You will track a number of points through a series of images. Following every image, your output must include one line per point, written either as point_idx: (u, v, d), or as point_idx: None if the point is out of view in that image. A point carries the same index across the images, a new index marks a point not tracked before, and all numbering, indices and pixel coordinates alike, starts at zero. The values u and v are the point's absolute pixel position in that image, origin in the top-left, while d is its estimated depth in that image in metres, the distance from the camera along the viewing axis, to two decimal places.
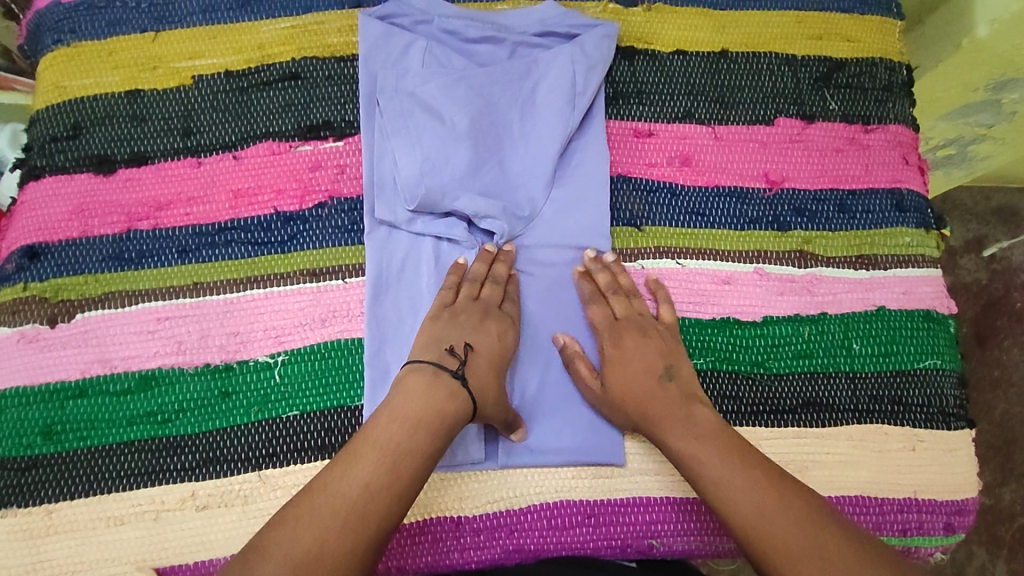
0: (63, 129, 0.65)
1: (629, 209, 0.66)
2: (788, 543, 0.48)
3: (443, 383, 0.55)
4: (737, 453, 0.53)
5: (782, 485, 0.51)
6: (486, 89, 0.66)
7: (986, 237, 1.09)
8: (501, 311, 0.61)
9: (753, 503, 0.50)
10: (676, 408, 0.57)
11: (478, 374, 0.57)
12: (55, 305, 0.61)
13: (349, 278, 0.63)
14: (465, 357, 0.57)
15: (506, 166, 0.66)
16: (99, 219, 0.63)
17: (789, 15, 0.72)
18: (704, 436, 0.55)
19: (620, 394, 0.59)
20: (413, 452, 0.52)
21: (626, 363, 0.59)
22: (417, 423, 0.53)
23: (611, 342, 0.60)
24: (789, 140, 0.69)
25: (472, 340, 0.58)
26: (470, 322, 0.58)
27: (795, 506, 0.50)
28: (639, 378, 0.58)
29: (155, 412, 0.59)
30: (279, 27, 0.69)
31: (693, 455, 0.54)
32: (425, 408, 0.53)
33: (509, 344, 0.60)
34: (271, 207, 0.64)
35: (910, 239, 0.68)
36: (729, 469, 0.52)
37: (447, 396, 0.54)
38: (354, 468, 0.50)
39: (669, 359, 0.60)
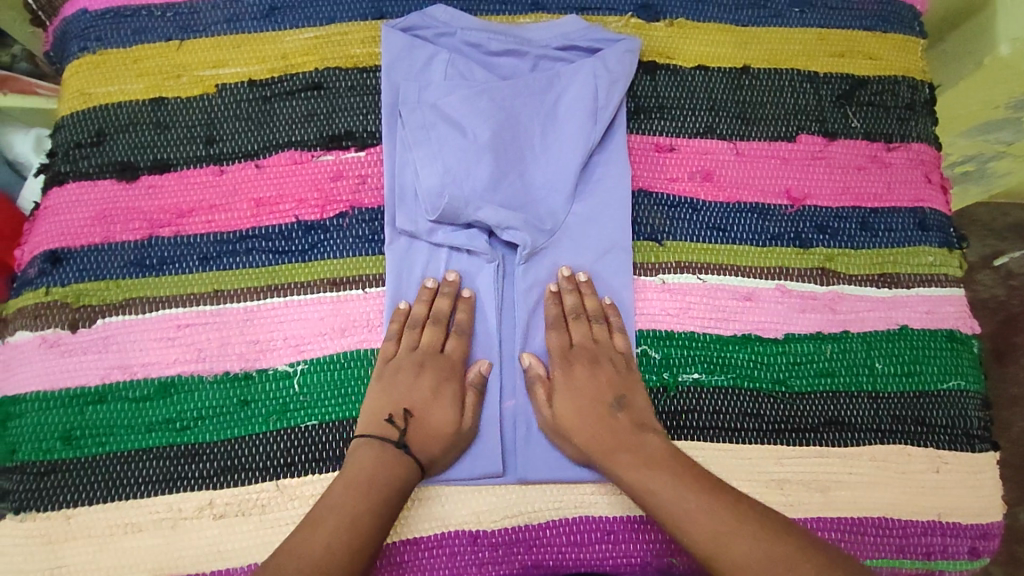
0: (87, 135, 0.66)
1: (650, 224, 0.66)
2: (744, 562, 0.49)
3: (390, 450, 0.56)
4: (693, 479, 0.54)
5: (738, 505, 0.52)
6: (507, 102, 0.66)
7: (1001, 253, 1.08)
8: (439, 355, 0.61)
9: (713, 528, 0.51)
10: (625, 438, 0.57)
11: (422, 432, 0.58)
12: (76, 310, 0.61)
13: (369, 288, 0.63)
14: (408, 421, 0.58)
15: (526, 178, 0.66)
16: (121, 225, 0.64)
17: (811, 32, 0.72)
18: (658, 465, 0.55)
19: (569, 423, 0.58)
20: (371, 510, 0.53)
21: (575, 390, 0.60)
22: (370, 485, 0.54)
23: (565, 369, 0.61)
24: (811, 157, 0.69)
25: (410, 400, 0.59)
26: (404, 380, 0.59)
27: (752, 526, 0.51)
28: (586, 406, 0.59)
29: (174, 419, 0.59)
30: (303, 37, 0.69)
31: (647, 486, 0.54)
32: (376, 471, 0.55)
33: (444, 386, 0.59)
34: (292, 216, 0.64)
35: (933, 258, 0.67)
36: (685, 495, 0.53)
37: (396, 459, 0.56)
38: (315, 534, 0.51)
39: (618, 389, 0.60)
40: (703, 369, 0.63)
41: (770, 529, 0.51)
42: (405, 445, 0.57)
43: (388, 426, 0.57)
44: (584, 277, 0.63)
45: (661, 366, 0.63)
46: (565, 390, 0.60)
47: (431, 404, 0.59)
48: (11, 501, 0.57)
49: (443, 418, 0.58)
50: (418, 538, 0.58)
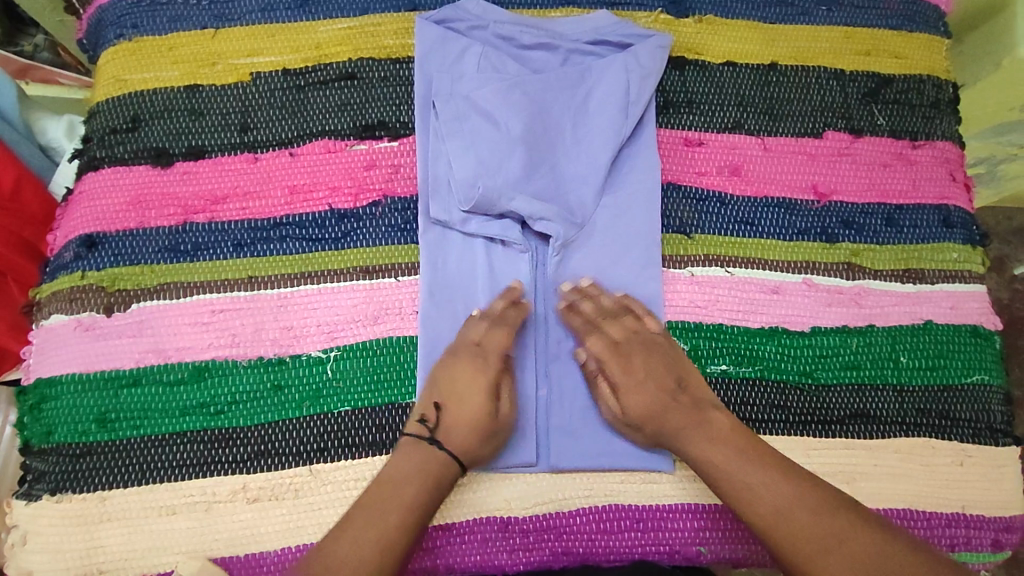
0: (122, 121, 0.66)
1: (679, 216, 0.67)
2: (806, 533, 0.50)
3: (425, 446, 0.56)
4: (758, 454, 0.55)
5: (805, 481, 0.53)
6: (540, 95, 0.67)
7: (1007, 256, 1.06)
8: (478, 347, 0.59)
9: (775, 503, 0.52)
10: (691, 418, 0.57)
11: (459, 426, 0.57)
12: (111, 294, 0.62)
13: (401, 276, 0.63)
14: (441, 416, 0.57)
15: (558, 170, 0.66)
16: (156, 210, 0.64)
17: (837, 31, 0.73)
18: (721, 441, 0.56)
19: (640, 413, 0.58)
20: (400, 510, 0.53)
21: (638, 383, 0.59)
22: (401, 482, 0.54)
23: (621, 361, 0.60)
24: (836, 153, 0.70)
25: (444, 394, 0.58)
26: (442, 375, 0.59)
27: (817, 501, 0.51)
28: (652, 393, 0.58)
29: (208, 403, 0.60)
30: (336, 27, 0.69)
31: (713, 459, 0.55)
32: (410, 470, 0.55)
33: (482, 380, 0.58)
34: (326, 204, 0.65)
35: (957, 255, 0.68)
36: (751, 470, 0.54)
37: (431, 456, 0.55)
38: (345, 533, 0.52)
39: (675, 372, 0.60)
40: (731, 361, 0.64)
41: (831, 501, 0.52)
42: (441, 439, 0.56)
43: (421, 423, 0.57)
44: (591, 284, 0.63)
45: (689, 358, 0.64)
46: (629, 379, 0.59)
47: (466, 397, 0.57)
48: (47, 483, 0.58)
49: (478, 412, 0.57)
50: (450, 523, 0.59)
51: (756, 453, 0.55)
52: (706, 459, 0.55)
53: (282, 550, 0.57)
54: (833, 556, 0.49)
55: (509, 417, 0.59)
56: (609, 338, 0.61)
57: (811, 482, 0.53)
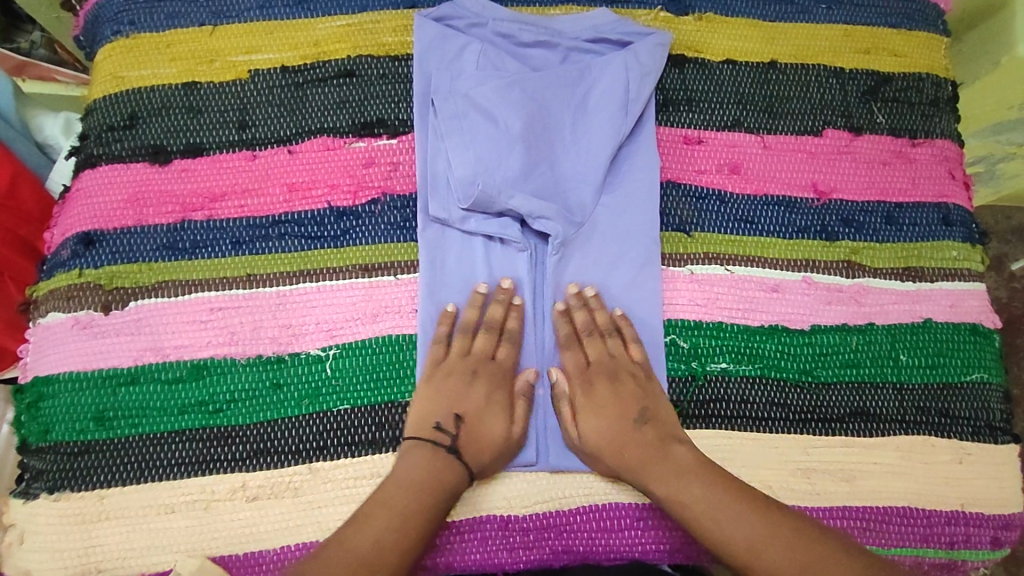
0: (120, 118, 0.66)
1: (678, 215, 0.67)
2: (776, 570, 0.50)
3: (442, 454, 0.56)
4: (723, 491, 0.54)
5: (773, 516, 0.53)
6: (540, 93, 0.67)
7: (1006, 255, 1.06)
8: (493, 362, 0.61)
9: (742, 540, 0.52)
10: (651, 451, 0.57)
11: (474, 439, 0.57)
12: (108, 292, 0.61)
13: (400, 274, 0.63)
14: (459, 426, 0.58)
15: (557, 169, 0.66)
16: (154, 208, 0.64)
17: (837, 29, 0.73)
18: (686, 479, 0.55)
19: (597, 443, 0.58)
20: (416, 513, 0.53)
21: (598, 409, 0.59)
22: (420, 485, 0.54)
23: (585, 388, 0.60)
24: (836, 151, 0.70)
25: (462, 406, 0.59)
26: (457, 388, 0.59)
27: (784, 535, 0.52)
28: (611, 425, 0.59)
29: (207, 402, 0.59)
30: (335, 24, 0.69)
31: (677, 496, 0.55)
32: (428, 474, 0.55)
33: (498, 397, 0.60)
34: (325, 202, 0.65)
35: (956, 253, 0.68)
36: (715, 508, 0.54)
37: (448, 463, 0.56)
38: (361, 532, 0.52)
39: (638, 403, 0.59)
40: (731, 359, 0.64)
41: (803, 535, 0.52)
42: (458, 450, 0.57)
43: (438, 432, 0.57)
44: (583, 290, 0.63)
45: (689, 356, 0.63)
46: (590, 405, 0.60)
47: (484, 412, 0.59)
48: (44, 481, 0.58)
49: (494, 427, 0.58)
50: (450, 522, 0.59)
51: (723, 489, 0.54)
52: (672, 498, 0.55)
53: (281, 549, 0.57)
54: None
55: (521, 439, 0.60)
56: (575, 363, 0.62)
57: (779, 516, 0.53)
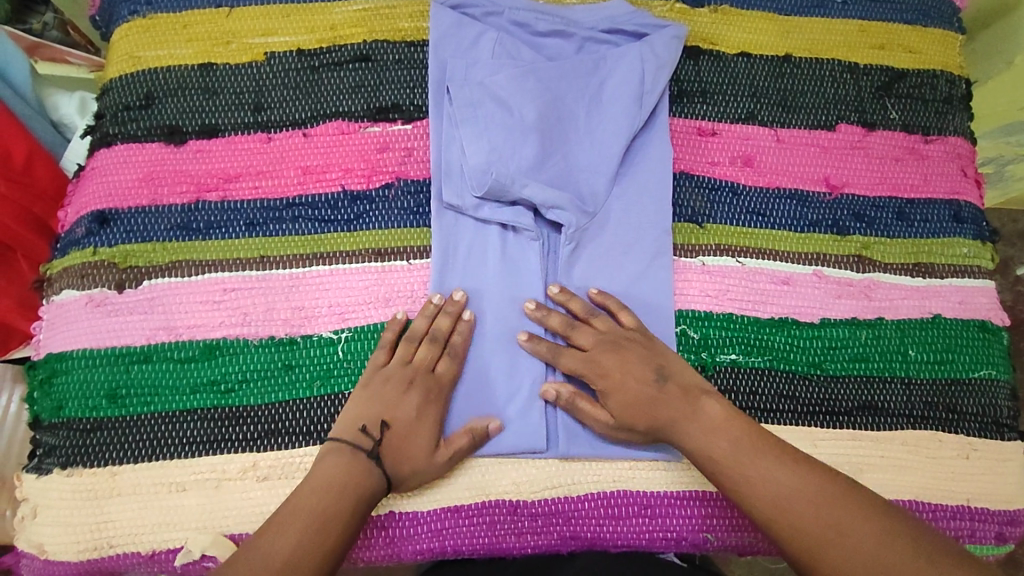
0: (135, 98, 0.66)
1: (691, 206, 0.67)
2: (805, 526, 0.50)
3: (361, 457, 0.55)
4: (759, 452, 0.54)
5: (813, 478, 0.52)
6: (554, 83, 0.67)
7: (1012, 259, 1.06)
8: (432, 373, 0.59)
9: (775, 499, 0.52)
10: (681, 408, 0.57)
11: (397, 451, 0.56)
12: (123, 271, 0.61)
13: (413, 260, 0.63)
14: (384, 433, 0.56)
15: (570, 159, 0.66)
16: (168, 188, 0.64)
17: (853, 24, 0.73)
18: (722, 439, 0.55)
19: (630, 413, 0.57)
20: (332, 515, 0.52)
21: (628, 380, 0.58)
22: (342, 489, 0.53)
23: (598, 367, 0.59)
24: (850, 146, 0.70)
25: (391, 413, 0.57)
26: (391, 392, 0.58)
27: (822, 499, 0.51)
28: (636, 396, 0.58)
29: (219, 381, 0.59)
30: (351, 9, 0.69)
31: (716, 453, 0.54)
32: (349, 478, 0.54)
33: (429, 412, 0.58)
34: (339, 185, 0.65)
35: (967, 250, 0.68)
36: (753, 469, 0.53)
37: (365, 468, 0.54)
38: (282, 536, 0.50)
39: (653, 363, 0.58)
40: (740, 351, 0.64)
41: (832, 493, 0.51)
42: (378, 456, 0.55)
43: (362, 435, 0.56)
44: (558, 287, 0.62)
45: (699, 347, 0.64)
46: (608, 386, 0.58)
47: (413, 425, 0.57)
48: (57, 457, 0.58)
49: (418, 445, 0.56)
50: (459, 505, 0.59)
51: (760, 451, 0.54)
52: (708, 455, 0.55)
53: None
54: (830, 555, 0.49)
55: (444, 467, 0.57)
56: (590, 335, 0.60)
57: (817, 477, 0.52)
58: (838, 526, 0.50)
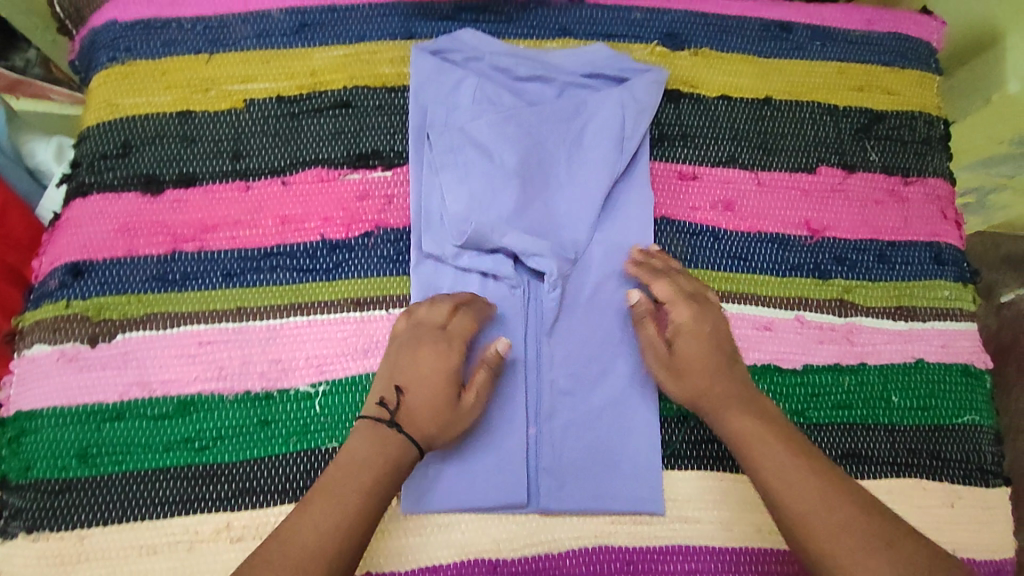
0: (113, 146, 0.66)
1: (672, 251, 0.67)
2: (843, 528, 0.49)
3: (383, 430, 0.53)
4: (803, 454, 0.53)
5: (847, 490, 0.51)
6: (533, 130, 0.67)
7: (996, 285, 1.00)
8: (442, 331, 0.57)
9: (801, 502, 0.50)
10: (741, 389, 0.57)
11: (418, 413, 0.54)
12: (96, 324, 0.61)
13: (391, 309, 0.63)
14: (399, 400, 0.55)
15: (551, 206, 0.66)
16: (144, 238, 0.63)
17: (831, 66, 0.73)
18: (768, 430, 0.54)
19: (687, 361, 0.58)
20: (357, 489, 0.51)
21: (699, 335, 0.58)
22: (363, 465, 0.52)
23: (688, 310, 0.59)
24: (829, 189, 0.70)
25: (402, 378, 0.55)
26: (403, 358, 0.56)
27: (846, 512, 0.49)
28: (710, 350, 0.58)
29: (193, 438, 0.58)
30: (332, 54, 0.69)
31: (756, 433, 0.54)
32: (373, 452, 0.52)
33: (445, 367, 0.56)
34: (318, 234, 0.64)
35: (948, 292, 0.68)
36: (790, 466, 0.52)
37: (390, 438, 0.53)
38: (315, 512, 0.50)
39: (732, 345, 0.59)
40: None
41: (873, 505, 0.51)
42: (400, 424, 0.54)
43: (380, 408, 0.55)
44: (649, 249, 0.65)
45: None
46: (688, 328, 0.58)
47: (428, 382, 0.55)
48: (23, 520, 0.56)
49: (437, 402, 0.55)
50: (437, 565, 0.58)
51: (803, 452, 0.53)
52: (749, 436, 0.54)
53: None
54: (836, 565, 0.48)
55: (473, 408, 0.57)
56: (676, 283, 0.61)
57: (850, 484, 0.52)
58: (859, 539, 0.48)
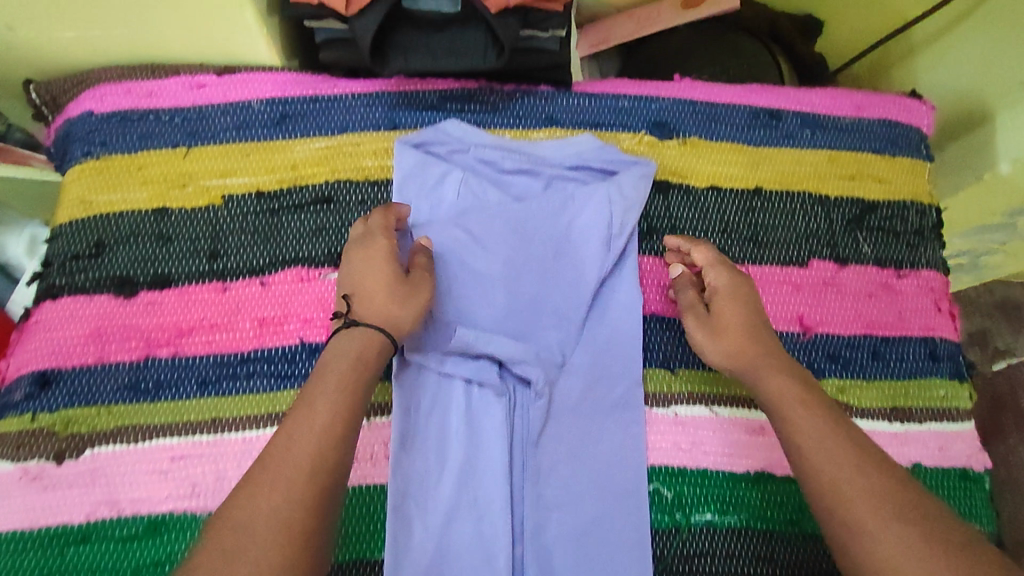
0: (85, 246, 0.64)
1: (663, 351, 0.66)
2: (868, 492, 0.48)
3: (342, 334, 0.53)
4: (839, 424, 0.52)
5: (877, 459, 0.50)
6: (520, 227, 0.66)
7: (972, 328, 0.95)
8: (363, 239, 0.58)
9: (832, 465, 0.50)
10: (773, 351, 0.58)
11: (373, 307, 0.54)
12: (63, 439, 0.59)
13: (374, 417, 0.62)
14: (350, 301, 0.55)
15: (538, 306, 0.64)
16: (116, 344, 0.62)
17: (822, 154, 0.72)
18: (805, 394, 0.55)
19: (725, 319, 0.60)
20: (348, 413, 0.49)
21: (735, 298, 0.61)
22: (335, 366, 0.51)
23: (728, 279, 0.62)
24: (822, 283, 0.68)
25: (346, 287, 0.56)
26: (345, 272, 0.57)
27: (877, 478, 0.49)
28: (744, 312, 0.60)
29: (162, 562, 0.56)
30: (314, 146, 0.68)
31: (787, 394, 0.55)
32: (341, 353, 0.52)
33: (378, 256, 0.56)
34: (297, 337, 0.62)
35: (945, 390, 0.67)
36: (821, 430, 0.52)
37: (351, 338, 0.52)
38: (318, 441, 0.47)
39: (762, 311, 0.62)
40: (716, 509, 0.62)
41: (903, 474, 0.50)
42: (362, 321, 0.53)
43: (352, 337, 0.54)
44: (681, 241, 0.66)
45: (673, 506, 0.62)
46: (725, 293, 0.61)
47: (364, 273, 0.56)
48: None
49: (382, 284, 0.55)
50: None
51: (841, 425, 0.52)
52: (784, 395, 0.55)
53: None
54: (859, 530, 0.47)
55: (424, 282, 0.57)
56: (718, 251, 0.64)
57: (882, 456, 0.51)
58: (889, 509, 0.47)
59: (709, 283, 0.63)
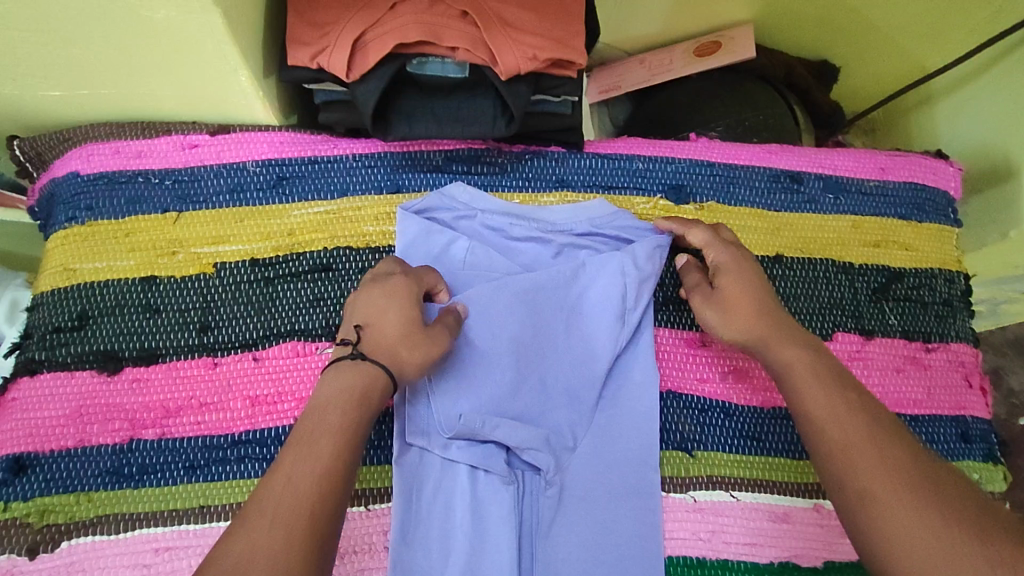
0: (68, 318, 0.60)
1: (679, 431, 0.62)
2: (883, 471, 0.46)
3: (347, 362, 0.49)
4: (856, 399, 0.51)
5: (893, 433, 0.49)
6: (530, 299, 0.61)
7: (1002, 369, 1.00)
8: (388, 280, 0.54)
9: (845, 441, 0.49)
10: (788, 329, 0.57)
11: (382, 342, 0.50)
12: (37, 531, 0.55)
13: (371, 505, 0.58)
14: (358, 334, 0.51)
15: (548, 385, 0.61)
16: (98, 425, 0.58)
17: (845, 220, 0.69)
18: (821, 368, 0.53)
19: (731, 296, 0.58)
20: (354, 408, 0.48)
21: (739, 272, 0.59)
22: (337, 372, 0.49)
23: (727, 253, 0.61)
24: (847, 357, 0.65)
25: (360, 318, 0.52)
26: (361, 302, 0.53)
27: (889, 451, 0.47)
28: (747, 283, 0.59)
29: None
30: (313, 210, 0.64)
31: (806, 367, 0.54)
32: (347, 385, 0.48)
33: (397, 298, 0.53)
34: (292, 417, 0.59)
35: (978, 474, 0.64)
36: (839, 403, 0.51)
37: (356, 369, 0.49)
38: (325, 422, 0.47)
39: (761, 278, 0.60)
40: None
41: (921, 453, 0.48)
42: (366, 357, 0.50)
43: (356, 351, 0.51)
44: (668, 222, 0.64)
45: None
46: (726, 266, 0.60)
47: (382, 308, 0.52)
48: None
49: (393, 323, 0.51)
50: None
51: (862, 404, 0.51)
52: (800, 370, 0.54)
53: None
54: (877, 511, 0.45)
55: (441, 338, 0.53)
56: (712, 230, 0.62)
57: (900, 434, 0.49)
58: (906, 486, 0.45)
59: (711, 262, 0.61)
